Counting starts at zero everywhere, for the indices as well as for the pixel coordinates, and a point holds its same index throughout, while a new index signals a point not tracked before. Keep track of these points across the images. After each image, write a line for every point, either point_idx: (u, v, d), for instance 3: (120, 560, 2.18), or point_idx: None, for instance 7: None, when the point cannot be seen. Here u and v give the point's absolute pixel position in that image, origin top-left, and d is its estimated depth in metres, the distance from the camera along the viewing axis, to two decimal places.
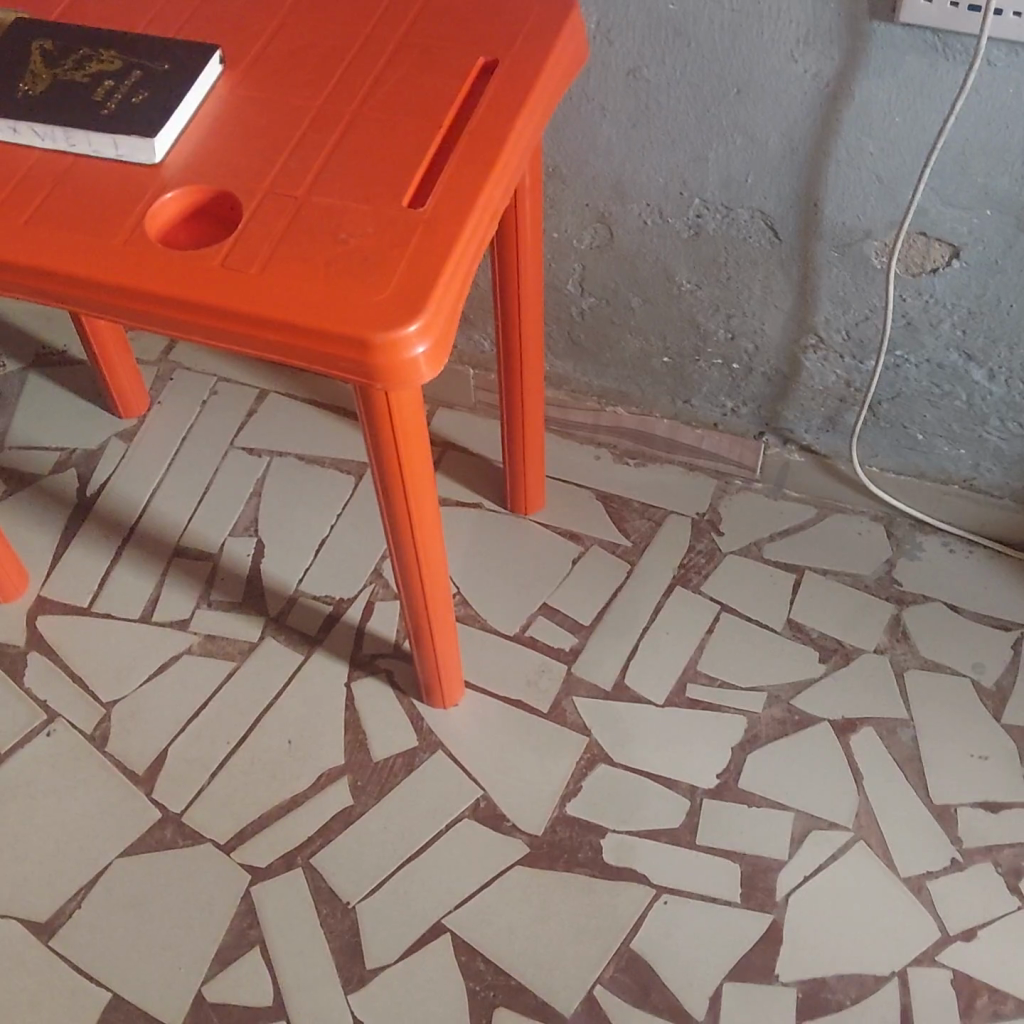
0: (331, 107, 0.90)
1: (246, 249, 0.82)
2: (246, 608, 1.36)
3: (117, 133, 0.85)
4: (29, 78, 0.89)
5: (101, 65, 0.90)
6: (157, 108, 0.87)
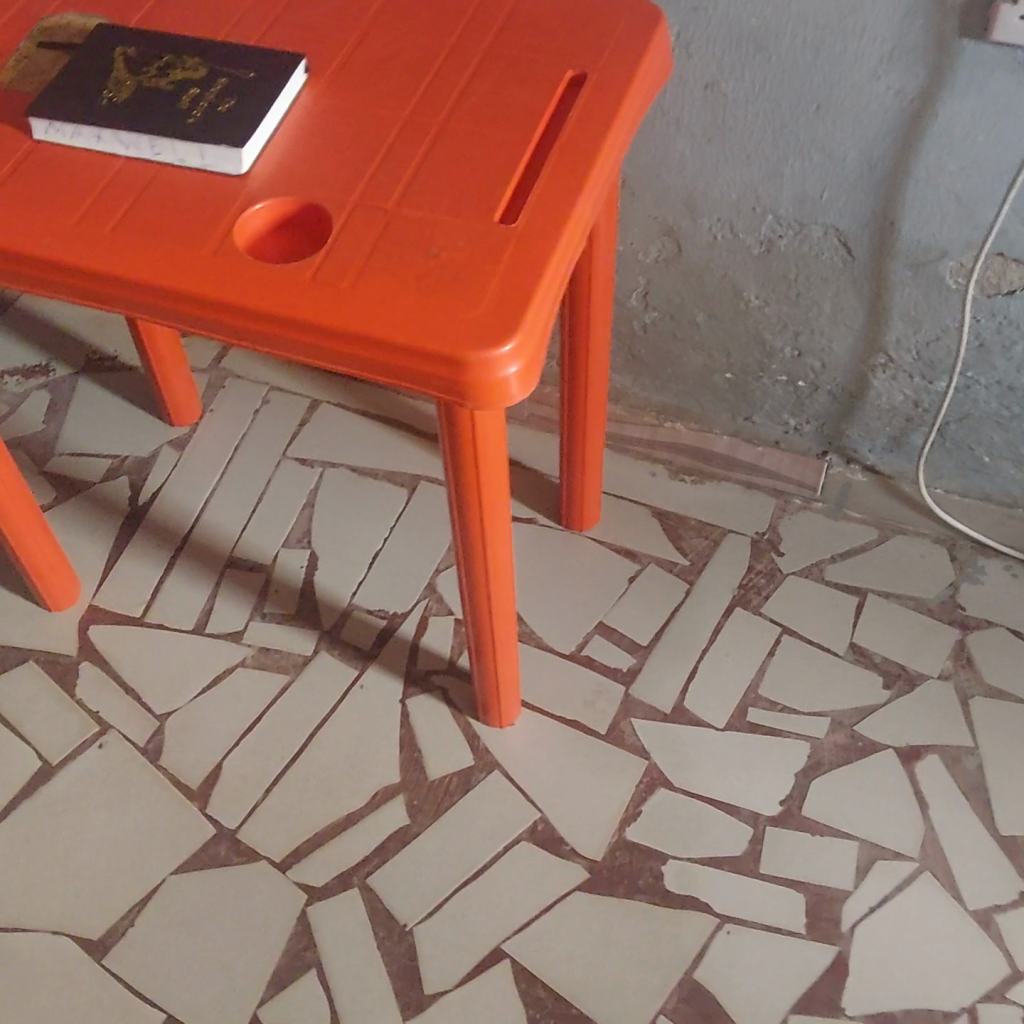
0: (419, 118, 0.88)
1: (337, 263, 0.80)
2: (300, 622, 1.34)
3: (204, 142, 0.84)
4: (112, 86, 0.88)
5: (184, 72, 0.88)
6: (242, 115, 0.85)
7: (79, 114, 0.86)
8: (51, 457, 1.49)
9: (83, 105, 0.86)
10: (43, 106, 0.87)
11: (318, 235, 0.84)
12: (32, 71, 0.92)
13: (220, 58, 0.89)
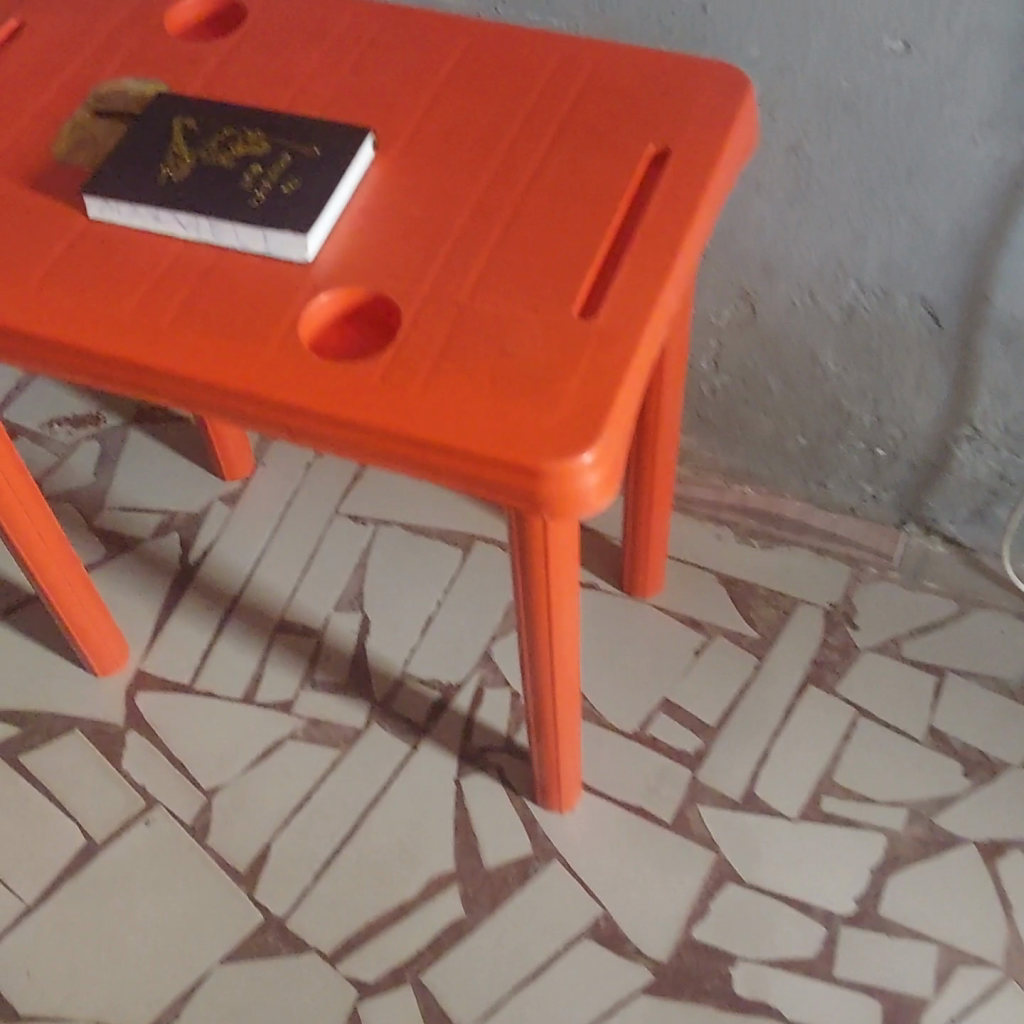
0: (492, 196, 0.83)
1: (405, 362, 0.75)
2: (351, 693, 1.29)
3: (269, 228, 0.79)
4: (171, 161, 0.83)
5: (246, 145, 0.84)
6: (308, 198, 0.81)
7: (135, 191, 0.81)
8: (101, 512, 1.46)
9: (140, 182, 0.82)
10: (99, 183, 0.82)
11: (387, 328, 0.79)
12: (88, 141, 0.88)
13: (282, 129, 0.85)
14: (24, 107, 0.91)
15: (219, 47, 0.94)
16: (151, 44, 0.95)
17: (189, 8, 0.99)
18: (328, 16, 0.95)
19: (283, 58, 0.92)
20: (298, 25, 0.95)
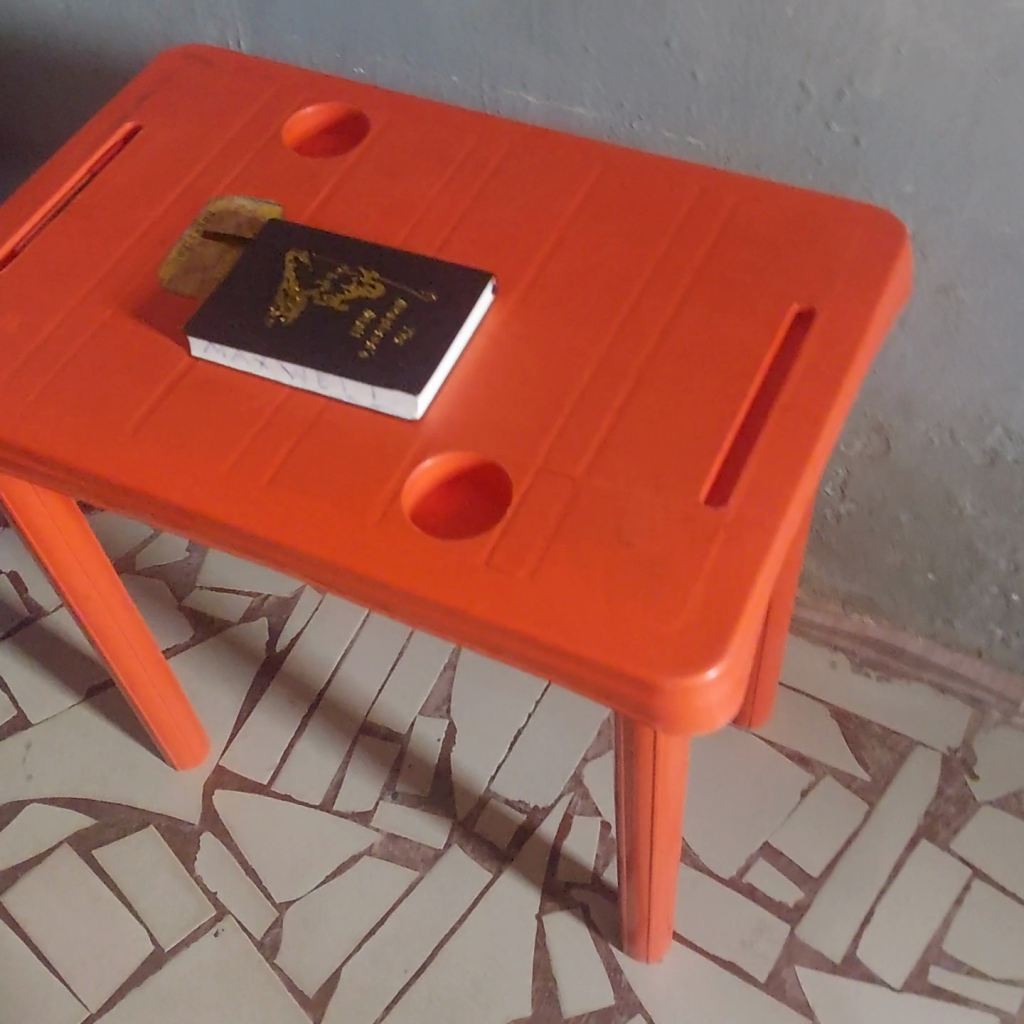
0: (617, 355, 0.77)
1: (513, 541, 0.69)
2: (434, 808, 1.24)
3: (377, 384, 0.74)
4: (282, 300, 0.79)
5: (360, 287, 0.79)
6: (422, 351, 0.76)
7: (242, 334, 0.77)
8: (191, 590, 1.43)
9: (248, 323, 0.78)
10: (205, 321, 0.78)
11: (497, 499, 0.73)
12: (197, 265, 0.83)
13: (399, 270, 0.80)
14: (134, 222, 0.87)
15: (340, 167, 0.90)
16: (269, 157, 0.91)
17: (309, 118, 0.95)
18: (454, 139, 0.91)
19: (405, 184, 0.88)
20: (422, 146, 0.90)
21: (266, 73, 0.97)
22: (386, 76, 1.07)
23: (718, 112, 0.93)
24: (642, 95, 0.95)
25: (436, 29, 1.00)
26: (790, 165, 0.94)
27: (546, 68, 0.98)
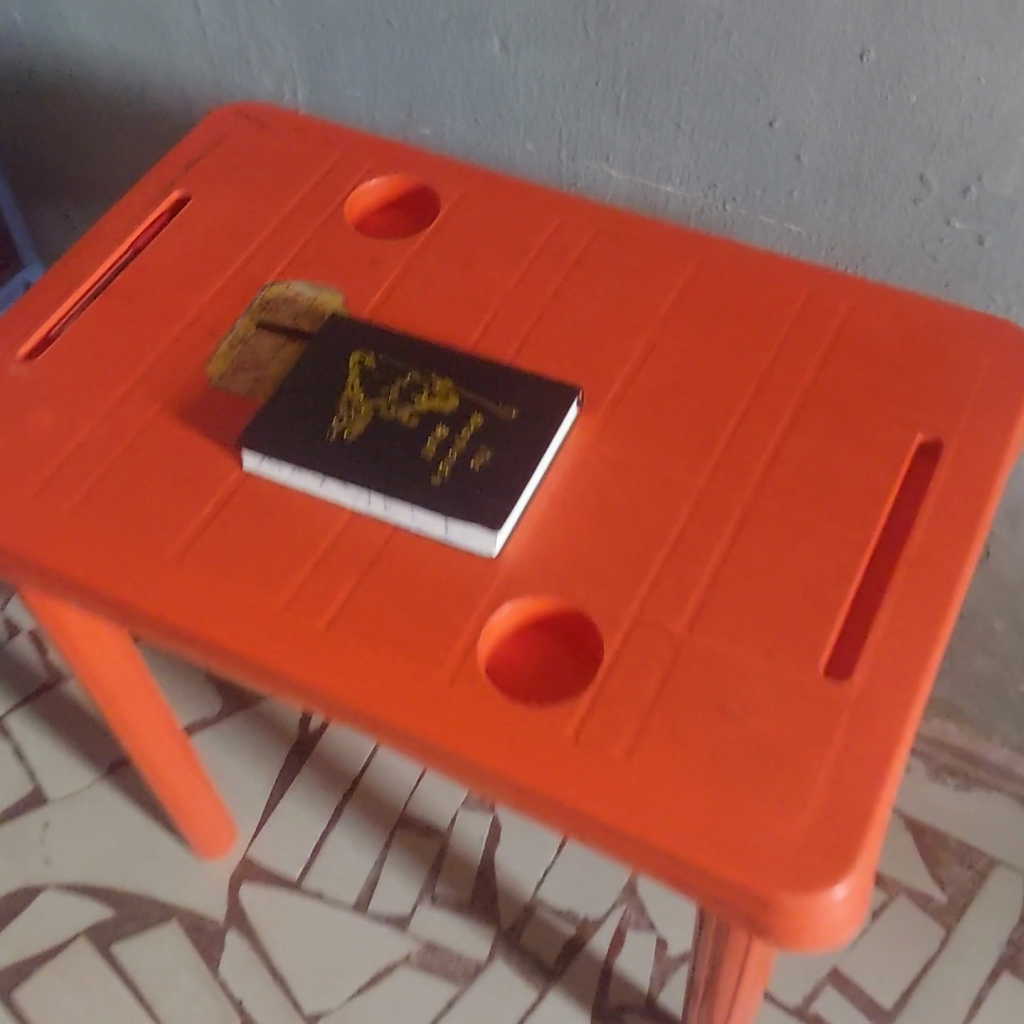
0: (719, 489, 0.68)
1: (606, 714, 0.61)
2: (476, 914, 1.15)
3: (451, 517, 0.67)
4: (345, 412, 0.71)
5: (431, 401, 0.71)
6: (501, 478, 0.68)
7: (301, 451, 0.69)
8: None
9: (307, 437, 0.70)
10: (259, 433, 0.70)
11: (585, 654, 0.65)
12: (249, 363, 0.75)
13: (475, 381, 0.72)
14: (180, 306, 0.78)
15: (407, 251, 0.81)
16: (329, 235, 0.82)
17: (373, 191, 0.86)
18: (533, 223, 0.82)
19: (479, 274, 0.80)
20: (498, 230, 0.82)
21: (327, 137, 0.88)
22: (455, 139, 0.99)
23: (824, 198, 0.85)
24: (739, 175, 0.87)
25: (514, 92, 0.92)
26: (900, 259, 0.85)
27: (634, 142, 0.90)
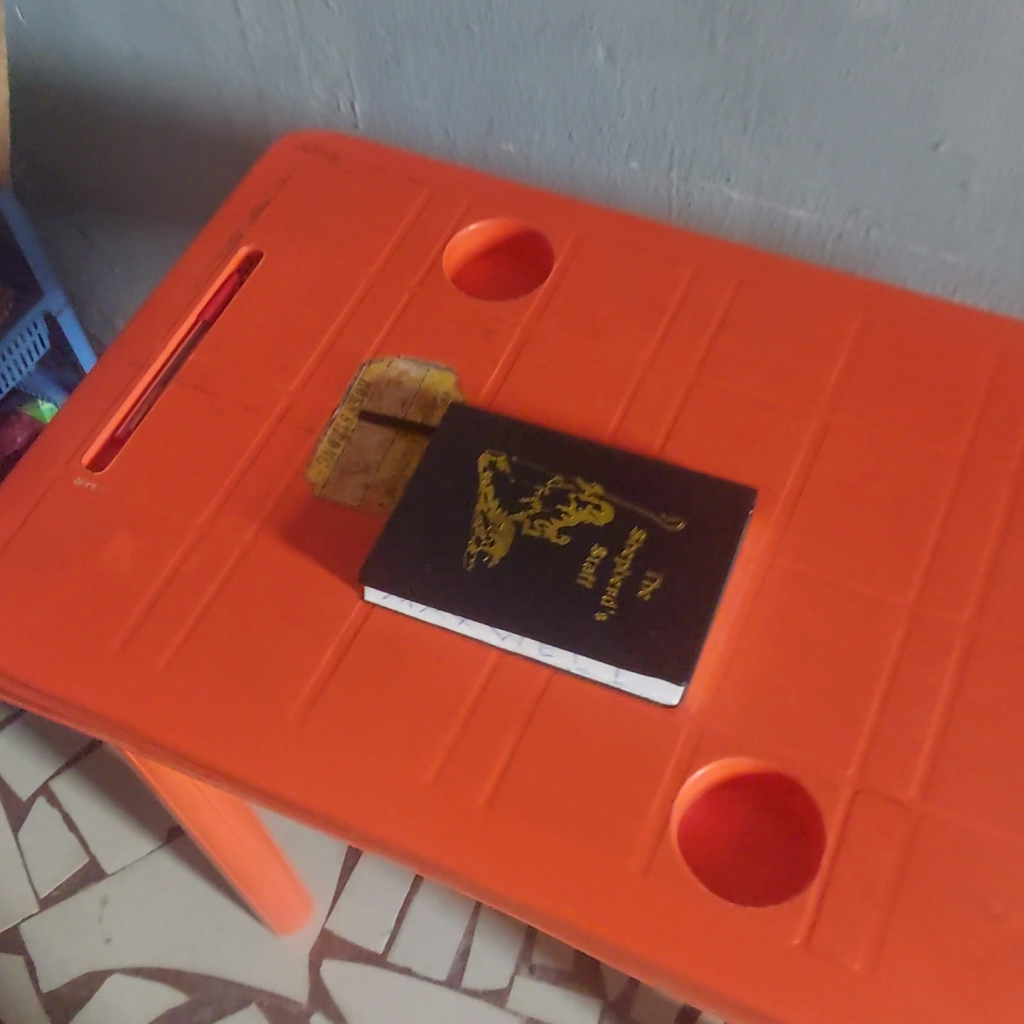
0: (931, 616, 0.58)
1: (838, 913, 0.51)
2: (579, 985, 1.08)
3: (626, 661, 0.56)
4: (482, 530, 0.60)
5: (581, 512, 0.61)
6: (677, 610, 0.57)
7: (437, 585, 0.59)
8: None
9: (442, 567, 0.59)
10: (384, 565, 0.59)
11: (793, 825, 0.55)
12: (357, 466, 0.65)
13: (629, 484, 0.61)
14: (267, 398, 0.68)
15: (523, 316, 0.70)
16: (430, 300, 0.71)
17: (472, 237, 0.75)
18: (665, 276, 0.71)
19: (611, 343, 0.69)
20: (626, 287, 0.71)
21: (412, 173, 0.76)
22: (544, 154, 0.85)
23: (994, 229, 0.74)
24: (890, 203, 0.75)
25: (621, 104, 0.78)
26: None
27: (763, 162, 0.77)
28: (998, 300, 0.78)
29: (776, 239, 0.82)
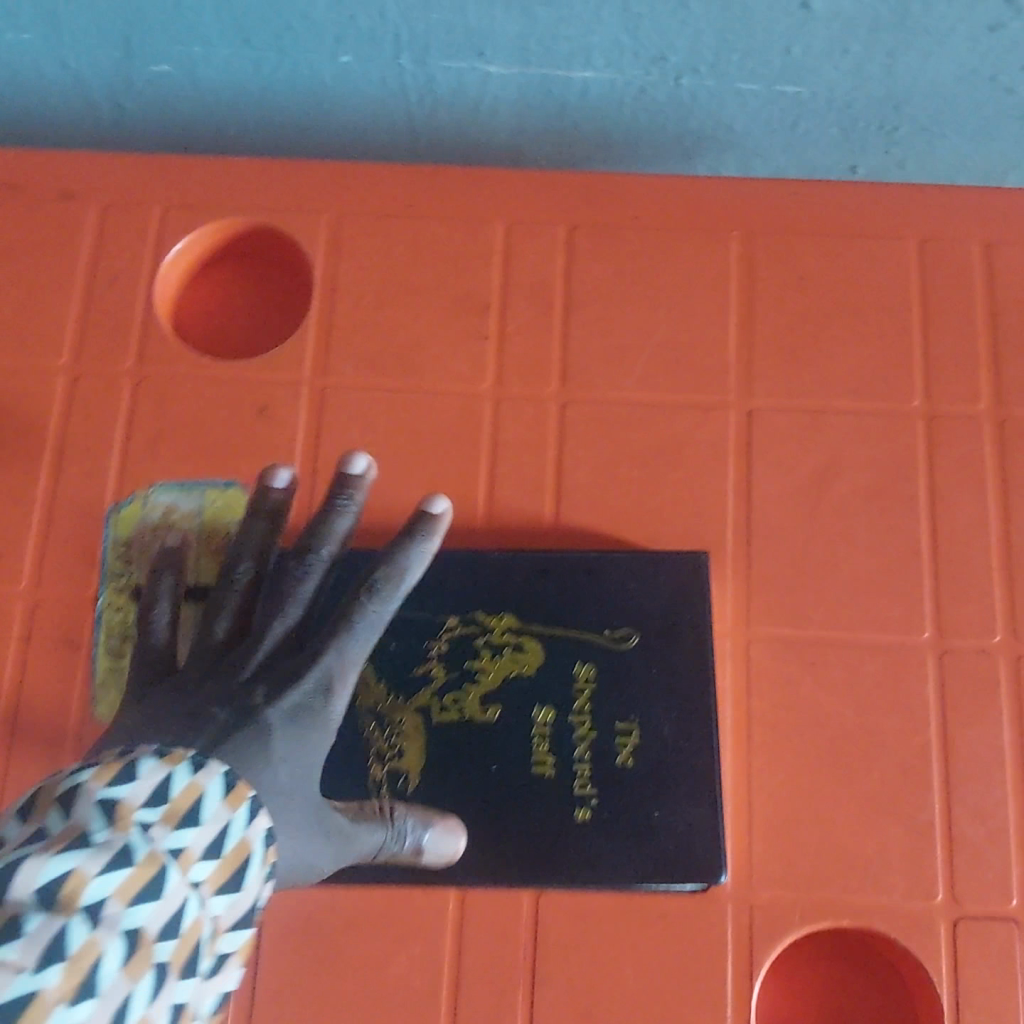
0: (959, 649, 0.46)
1: None
2: None
3: (635, 868, 0.42)
4: (383, 740, 0.44)
5: (500, 663, 0.44)
6: (674, 769, 0.43)
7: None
8: None
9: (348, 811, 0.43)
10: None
11: (879, 968, 0.45)
12: None
13: (548, 601, 0.45)
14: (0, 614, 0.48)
15: (303, 370, 0.50)
16: (165, 385, 0.50)
17: (181, 258, 0.53)
18: (469, 246, 0.52)
19: (438, 378, 0.50)
20: (424, 283, 0.51)
21: (64, 186, 0.53)
22: (214, 67, 0.51)
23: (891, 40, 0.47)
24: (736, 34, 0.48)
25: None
26: (966, 103, 0.51)
27: (528, 23, 0.48)
28: (849, 125, 0.53)
29: (555, 111, 0.53)
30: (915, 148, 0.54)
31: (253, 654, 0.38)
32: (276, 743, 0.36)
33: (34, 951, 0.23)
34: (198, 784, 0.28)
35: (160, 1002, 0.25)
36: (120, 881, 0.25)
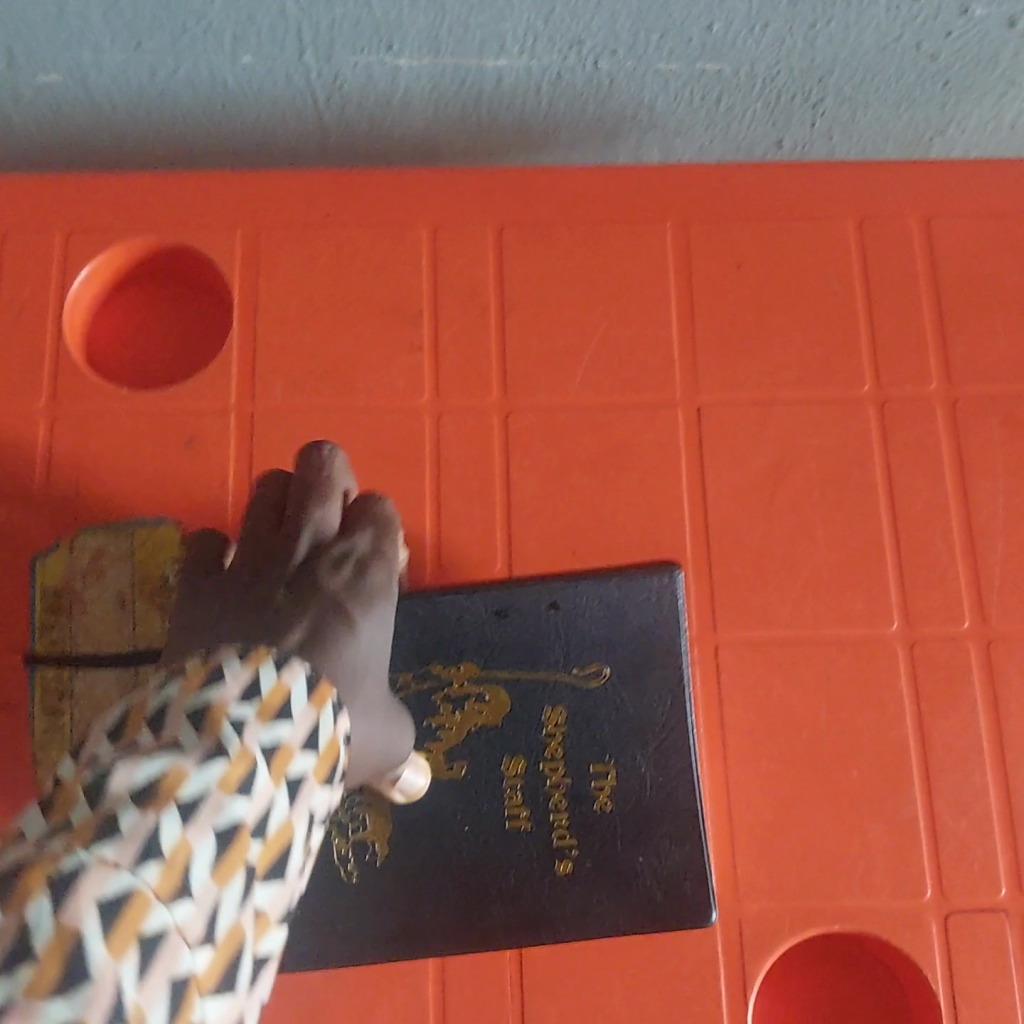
0: (930, 638, 0.45)
1: None
2: None
3: (620, 915, 0.41)
4: (345, 814, 0.41)
5: (464, 716, 0.42)
6: (653, 808, 0.41)
7: (323, 920, 0.41)
8: None
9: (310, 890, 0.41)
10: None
11: (862, 962, 0.44)
12: None
13: (511, 646, 0.43)
14: None
15: (231, 396, 0.48)
16: (85, 422, 0.48)
17: (89, 286, 0.50)
18: (394, 255, 0.49)
19: (373, 395, 0.48)
20: (351, 297, 0.49)
21: None
22: (106, 75, 0.48)
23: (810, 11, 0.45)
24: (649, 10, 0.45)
25: None
26: (892, 71, 0.48)
27: (438, 11, 0.45)
28: (774, 99, 0.50)
29: (471, 102, 0.50)
30: (842, 118, 0.50)
31: (299, 536, 0.32)
32: (352, 623, 0.30)
33: (132, 846, 0.21)
34: (285, 685, 0.26)
35: (250, 904, 0.23)
36: (218, 783, 0.23)
